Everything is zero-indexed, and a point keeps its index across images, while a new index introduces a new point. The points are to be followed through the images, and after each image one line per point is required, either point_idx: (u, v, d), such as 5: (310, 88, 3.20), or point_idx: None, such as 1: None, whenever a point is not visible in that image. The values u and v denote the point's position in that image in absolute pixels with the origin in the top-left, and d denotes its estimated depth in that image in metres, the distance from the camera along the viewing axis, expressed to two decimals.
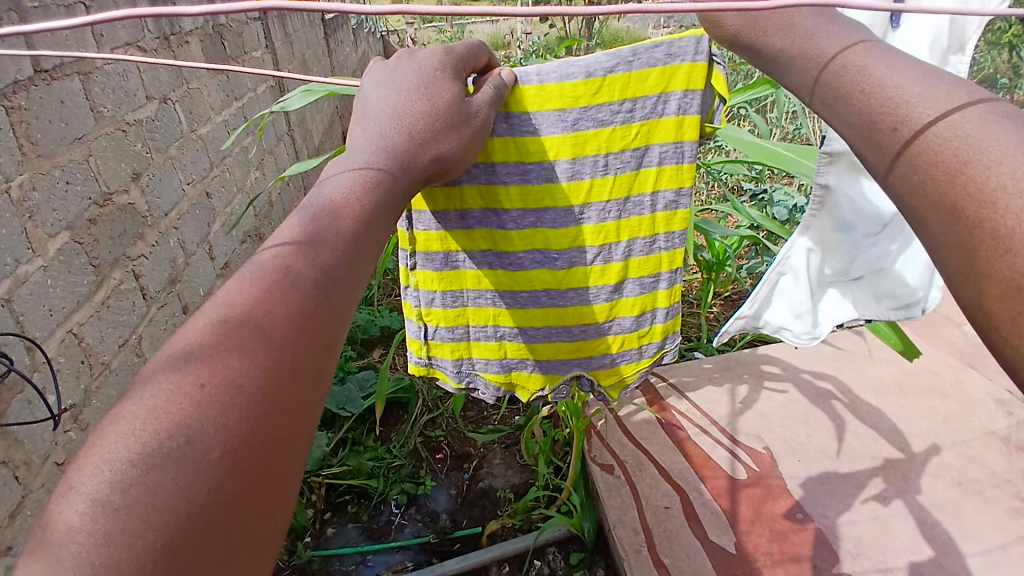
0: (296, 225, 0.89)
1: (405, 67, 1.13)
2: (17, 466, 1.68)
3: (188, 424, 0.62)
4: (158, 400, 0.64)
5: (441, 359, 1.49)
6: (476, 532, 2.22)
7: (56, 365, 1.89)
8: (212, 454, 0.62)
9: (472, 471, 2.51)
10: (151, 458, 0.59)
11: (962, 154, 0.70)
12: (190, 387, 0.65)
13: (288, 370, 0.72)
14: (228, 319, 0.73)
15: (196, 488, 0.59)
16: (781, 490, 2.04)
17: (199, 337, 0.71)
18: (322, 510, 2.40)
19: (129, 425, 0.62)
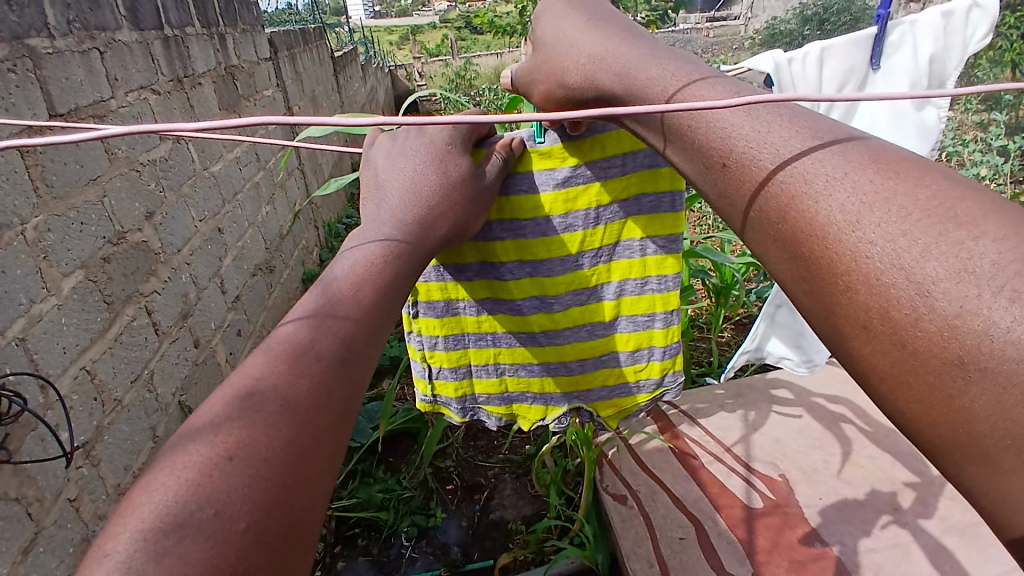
0: (316, 296, 0.92)
1: (419, 143, 1.17)
2: (30, 502, 1.69)
3: (218, 495, 0.63)
4: (189, 472, 0.65)
5: (445, 398, 1.48)
6: (488, 565, 2.19)
7: (70, 402, 1.91)
8: (238, 525, 0.62)
9: (483, 502, 2.48)
10: (183, 529, 0.60)
11: (791, 186, 0.72)
12: (219, 458, 0.67)
13: (310, 441, 0.73)
14: (255, 389, 0.75)
15: (223, 558, 0.59)
16: (798, 518, 1.99)
17: (227, 407, 0.73)
18: (333, 544, 2.37)
19: (162, 496, 0.63)
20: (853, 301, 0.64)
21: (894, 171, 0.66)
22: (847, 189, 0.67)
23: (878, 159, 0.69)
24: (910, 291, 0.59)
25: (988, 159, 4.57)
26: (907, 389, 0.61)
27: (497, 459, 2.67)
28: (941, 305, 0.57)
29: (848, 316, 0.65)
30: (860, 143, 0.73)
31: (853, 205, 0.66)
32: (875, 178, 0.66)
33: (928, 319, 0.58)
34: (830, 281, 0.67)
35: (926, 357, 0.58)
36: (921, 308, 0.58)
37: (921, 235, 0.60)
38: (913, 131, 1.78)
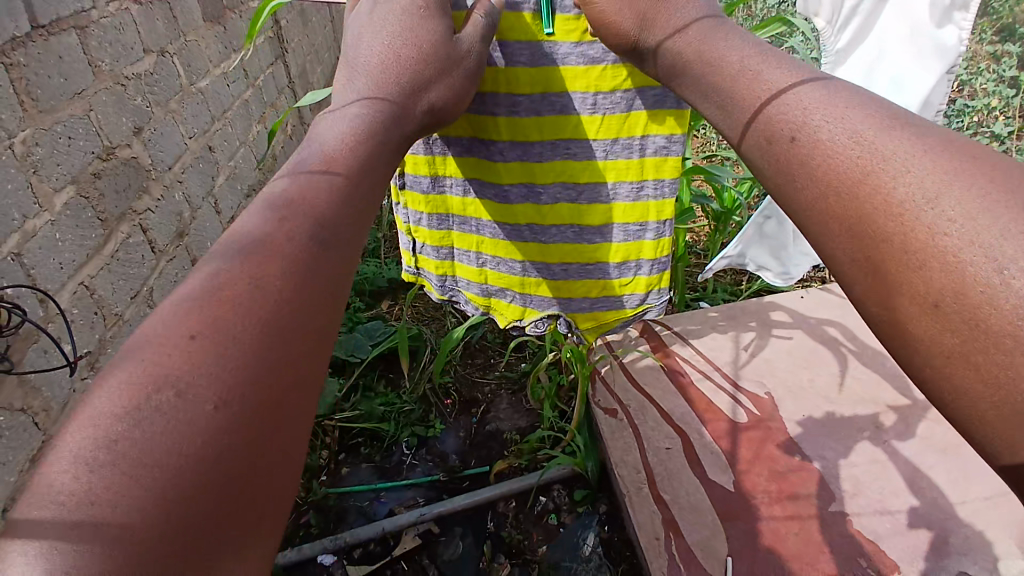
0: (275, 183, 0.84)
1: (388, 10, 1.11)
2: (37, 411, 1.76)
3: (178, 376, 0.59)
4: (148, 355, 0.60)
5: (427, 272, 1.62)
6: (484, 471, 2.32)
7: (71, 316, 1.95)
8: (206, 406, 0.58)
9: (480, 415, 2.57)
10: (141, 411, 0.56)
11: (801, 114, 0.80)
12: (181, 338, 0.62)
13: (285, 322, 0.67)
14: (224, 271, 0.70)
15: (188, 441, 0.55)
16: (780, 432, 2.09)
17: (190, 292, 0.68)
18: (338, 451, 2.50)
19: (117, 379, 0.58)
20: (881, 228, 0.66)
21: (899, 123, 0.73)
22: (897, 159, 0.68)
23: (883, 109, 0.77)
24: (988, 266, 0.57)
25: (1002, 90, 4.45)
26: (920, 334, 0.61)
27: (493, 376, 2.74)
28: (966, 255, 0.58)
29: (887, 250, 0.65)
30: (912, 125, 0.72)
31: (901, 174, 0.67)
32: (921, 147, 0.67)
33: (959, 269, 0.58)
34: (849, 203, 0.70)
35: (945, 300, 0.59)
36: (997, 287, 0.56)
37: (933, 154, 0.67)
38: (928, 50, 1.65)
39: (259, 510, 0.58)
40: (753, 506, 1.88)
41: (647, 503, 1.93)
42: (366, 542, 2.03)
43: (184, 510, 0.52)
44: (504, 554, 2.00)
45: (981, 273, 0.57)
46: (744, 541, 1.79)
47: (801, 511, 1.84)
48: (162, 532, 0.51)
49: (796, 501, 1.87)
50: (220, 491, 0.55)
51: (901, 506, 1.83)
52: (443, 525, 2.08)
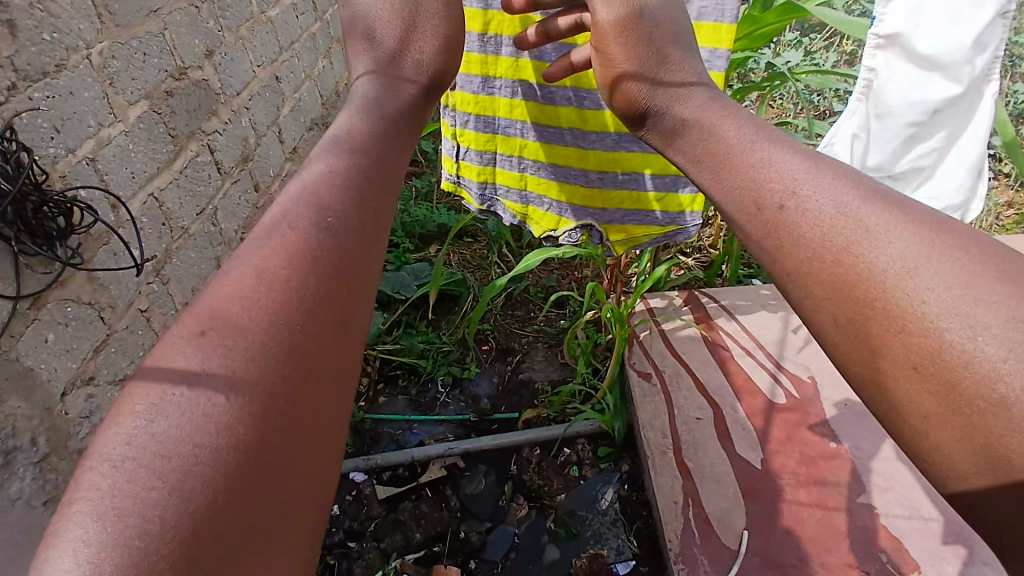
0: (288, 198, 0.79)
1: None
2: (103, 307, 1.87)
3: (191, 370, 0.59)
4: (168, 355, 0.62)
5: (467, 180, 1.68)
6: (512, 418, 2.37)
7: (140, 224, 2.05)
8: (218, 397, 0.58)
9: (514, 363, 2.61)
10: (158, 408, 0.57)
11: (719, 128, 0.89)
12: (196, 332, 0.63)
13: (299, 307, 0.67)
14: (242, 282, 0.68)
15: (216, 469, 0.54)
16: (817, 418, 2.03)
17: (209, 308, 0.66)
18: (376, 380, 2.59)
19: (140, 410, 0.57)
20: (838, 279, 0.67)
21: (827, 164, 0.78)
22: (821, 192, 0.75)
23: (818, 157, 0.80)
24: (959, 330, 0.58)
25: None
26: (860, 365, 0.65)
27: (530, 329, 2.74)
28: (942, 322, 0.59)
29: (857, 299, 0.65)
30: (844, 174, 0.76)
31: (822, 205, 0.73)
32: (901, 219, 0.67)
33: (875, 288, 0.64)
34: (787, 240, 0.74)
35: (879, 327, 0.63)
36: (970, 352, 0.56)
37: (869, 210, 0.70)
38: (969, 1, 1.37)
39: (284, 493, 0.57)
40: (779, 488, 1.85)
41: (670, 469, 1.94)
42: (396, 466, 2.11)
43: (218, 539, 0.51)
44: (524, 496, 2.05)
45: (892, 290, 0.63)
46: (766, 520, 1.77)
47: (827, 499, 1.81)
48: (186, 528, 0.50)
49: (823, 487, 1.83)
50: (252, 518, 0.54)
51: (935, 509, 1.77)
52: (468, 461, 2.14)
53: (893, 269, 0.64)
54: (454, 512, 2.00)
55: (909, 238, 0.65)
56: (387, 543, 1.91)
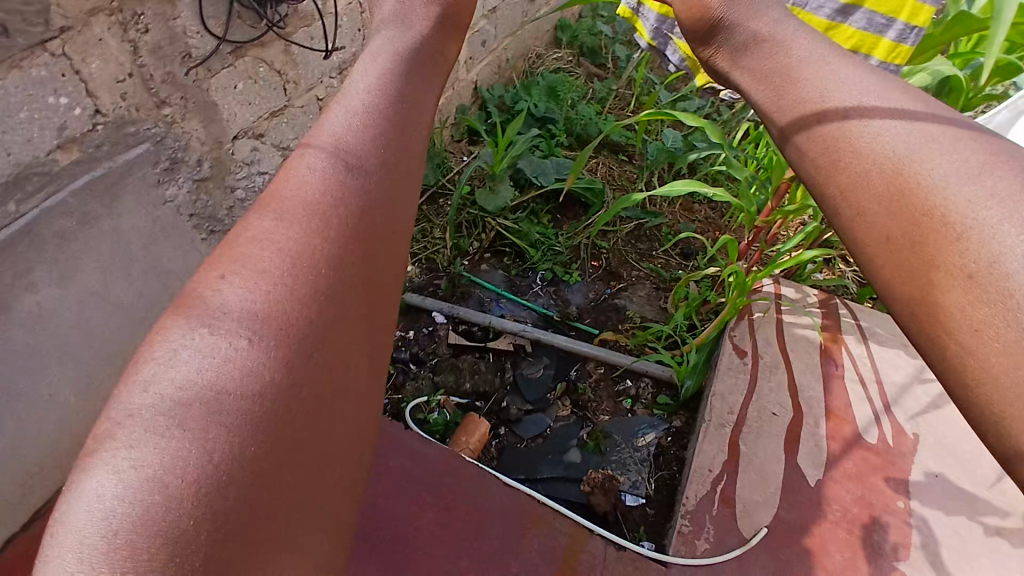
0: (302, 178, 0.87)
1: None
2: (286, 79, 2.03)
3: (224, 369, 0.68)
4: (202, 349, 0.70)
5: (647, 10, 1.79)
6: (591, 333, 2.38)
7: (343, 20, 2.16)
8: (246, 394, 0.67)
9: (615, 288, 2.55)
10: (192, 403, 0.66)
11: (788, 63, 1.07)
12: (238, 328, 0.72)
13: (331, 308, 0.75)
14: (259, 263, 0.77)
15: (242, 437, 0.64)
16: (904, 474, 1.78)
17: (221, 286, 0.76)
18: (485, 250, 2.64)
19: (153, 382, 0.68)
20: (904, 204, 0.82)
21: (896, 92, 0.95)
22: (885, 112, 0.91)
23: (892, 86, 0.96)
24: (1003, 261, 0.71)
25: None
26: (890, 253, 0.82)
27: (645, 265, 2.64)
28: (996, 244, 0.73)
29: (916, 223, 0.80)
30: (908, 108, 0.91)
31: (880, 124, 0.90)
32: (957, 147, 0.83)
33: (934, 207, 0.79)
34: (849, 161, 0.91)
35: (935, 239, 0.77)
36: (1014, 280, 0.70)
37: (937, 140, 0.85)
38: None
39: (309, 485, 0.66)
40: (830, 515, 1.69)
41: (717, 447, 1.81)
42: (473, 324, 2.23)
43: (247, 492, 0.61)
44: (570, 398, 2.07)
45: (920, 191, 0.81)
46: (797, 533, 1.65)
47: (866, 551, 1.62)
48: (220, 510, 0.60)
49: (869, 538, 1.65)
50: (283, 475, 0.64)
51: None
52: (536, 347, 2.21)
53: (924, 166, 0.83)
54: (505, 383, 2.11)
55: (938, 143, 0.84)
56: (440, 378, 2.07)
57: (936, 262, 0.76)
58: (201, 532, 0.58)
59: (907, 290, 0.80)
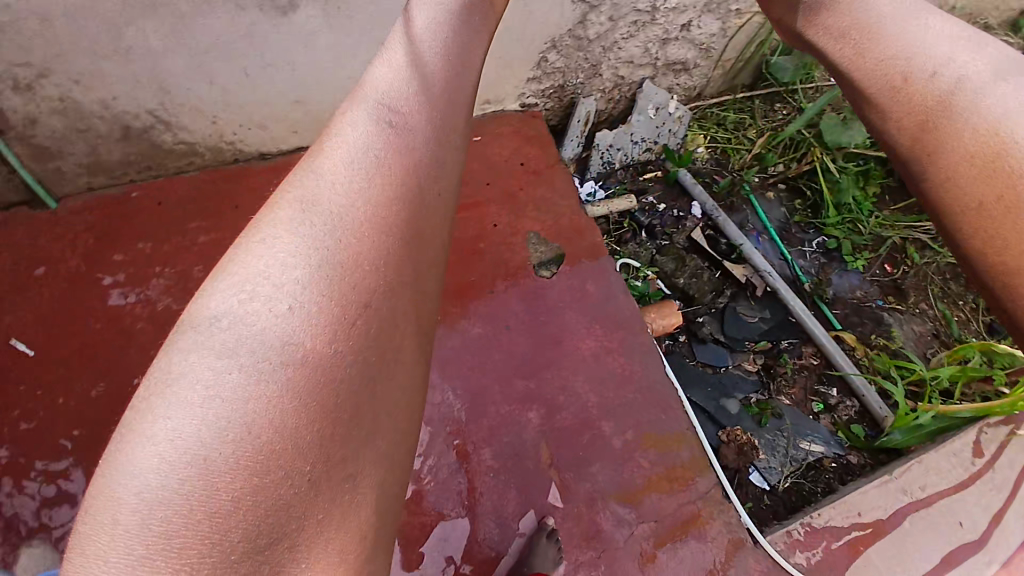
0: (393, 86, 0.69)
1: None
2: None
3: (275, 343, 0.48)
4: (251, 315, 0.49)
5: None
6: (831, 325, 1.81)
7: None
8: (299, 375, 0.47)
9: (887, 305, 1.87)
10: (231, 383, 0.46)
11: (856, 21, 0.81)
12: (303, 294, 0.51)
13: (408, 279, 0.57)
14: (372, 180, 0.60)
15: (299, 427, 0.46)
16: None
17: (288, 223, 0.55)
18: (766, 176, 2.04)
19: (203, 337, 0.48)
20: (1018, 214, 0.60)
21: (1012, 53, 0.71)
22: (959, 48, 0.72)
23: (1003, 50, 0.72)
24: None
25: None
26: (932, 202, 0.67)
27: (942, 305, 1.88)
28: None
29: None
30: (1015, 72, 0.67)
31: (952, 54, 0.72)
32: None
33: None
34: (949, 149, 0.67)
35: None
36: None
37: None
38: None
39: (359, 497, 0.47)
40: None
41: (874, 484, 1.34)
42: (722, 234, 1.83)
43: (309, 491, 0.44)
44: (764, 359, 1.67)
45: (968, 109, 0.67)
46: None
47: None
48: (262, 525, 0.42)
49: None
50: (343, 465, 0.47)
51: None
52: (765, 298, 1.76)
53: (983, 96, 0.66)
54: (713, 305, 1.73)
55: (1015, 67, 0.68)
56: (659, 258, 1.77)
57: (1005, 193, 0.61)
58: (262, 505, 0.42)
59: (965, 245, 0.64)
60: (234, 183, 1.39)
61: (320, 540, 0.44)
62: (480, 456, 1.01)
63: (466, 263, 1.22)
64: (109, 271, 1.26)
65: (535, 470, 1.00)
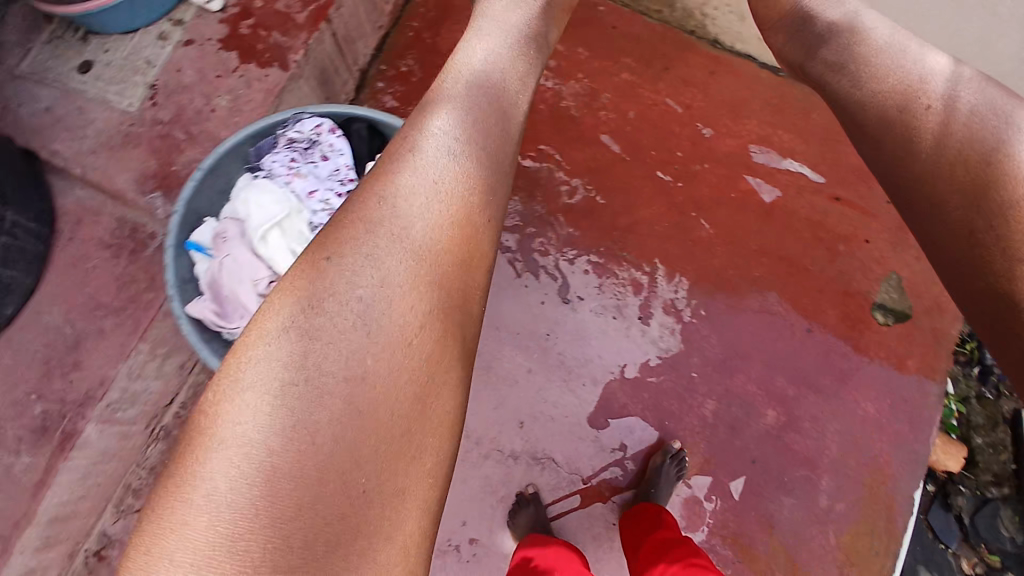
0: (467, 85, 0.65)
1: None
2: None
3: (309, 383, 0.48)
4: (295, 357, 0.49)
5: None
6: None
7: None
8: (327, 404, 0.48)
9: None
10: (274, 418, 0.47)
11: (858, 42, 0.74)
12: (346, 335, 0.51)
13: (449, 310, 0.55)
14: (452, 199, 0.59)
15: (333, 443, 0.47)
16: None
17: (351, 256, 0.54)
18: None
19: (258, 376, 0.48)
20: None
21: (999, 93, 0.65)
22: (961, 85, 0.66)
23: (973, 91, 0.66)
24: None
25: None
26: (935, 205, 0.63)
27: None
28: None
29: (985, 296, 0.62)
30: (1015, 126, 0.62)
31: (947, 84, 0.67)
32: None
33: None
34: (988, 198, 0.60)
35: None
36: None
37: None
38: None
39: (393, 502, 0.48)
40: None
41: None
42: None
43: (351, 506, 0.47)
44: None
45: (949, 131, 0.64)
46: None
47: None
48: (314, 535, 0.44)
49: None
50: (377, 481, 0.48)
51: None
52: None
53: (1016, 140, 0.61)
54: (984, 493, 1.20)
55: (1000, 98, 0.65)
56: (976, 403, 1.22)
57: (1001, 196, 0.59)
58: (320, 513, 0.45)
59: (957, 240, 0.61)
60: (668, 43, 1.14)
61: (371, 550, 0.46)
62: (702, 404, 0.98)
63: (815, 256, 1.04)
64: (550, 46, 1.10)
65: (736, 459, 0.96)
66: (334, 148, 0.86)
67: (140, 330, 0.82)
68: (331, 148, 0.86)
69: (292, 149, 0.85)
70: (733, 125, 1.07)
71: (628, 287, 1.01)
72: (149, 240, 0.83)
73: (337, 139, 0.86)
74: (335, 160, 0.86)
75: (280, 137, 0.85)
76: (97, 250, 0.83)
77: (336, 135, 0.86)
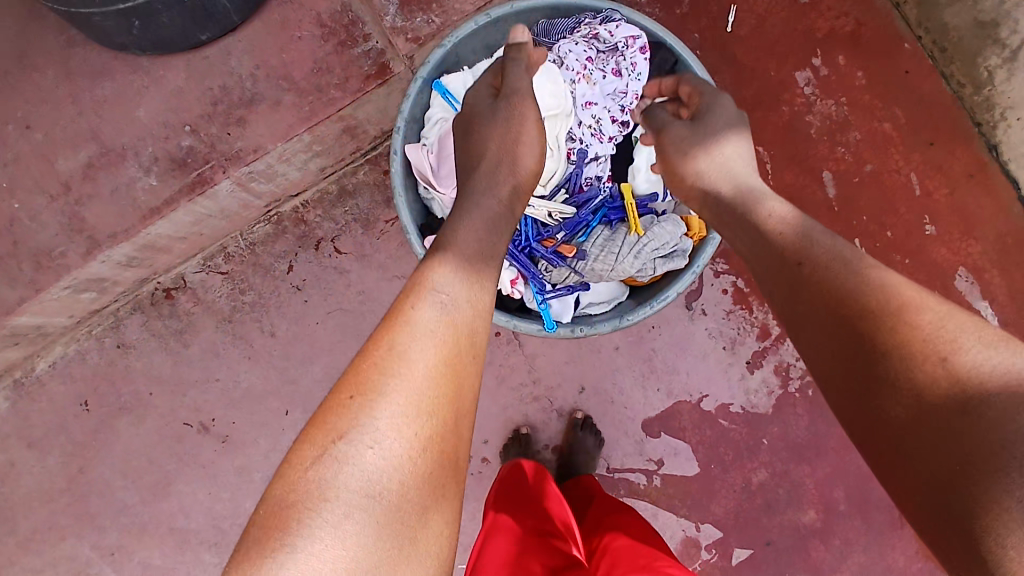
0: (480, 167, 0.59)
1: None
2: None
3: (326, 500, 0.37)
4: (317, 485, 0.38)
5: None
6: None
7: None
8: (337, 528, 0.36)
9: None
10: (288, 550, 0.35)
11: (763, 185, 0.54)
12: (364, 447, 0.39)
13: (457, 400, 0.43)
14: (477, 299, 0.48)
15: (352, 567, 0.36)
16: None
17: (375, 365, 0.42)
18: None
19: (284, 513, 0.37)
20: None
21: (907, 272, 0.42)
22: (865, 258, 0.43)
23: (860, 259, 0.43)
24: None
25: None
26: (838, 354, 0.40)
27: None
28: None
29: None
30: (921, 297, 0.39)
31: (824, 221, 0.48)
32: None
33: None
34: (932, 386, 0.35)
35: None
36: None
37: None
38: None
39: None
40: None
41: None
42: None
43: None
44: None
45: (854, 261, 0.43)
46: None
47: None
48: None
49: None
50: None
51: None
52: None
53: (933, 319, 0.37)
54: None
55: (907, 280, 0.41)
56: None
57: (938, 355, 0.36)
58: None
59: (888, 414, 0.36)
60: (951, 115, 1.01)
61: None
62: (754, 470, 0.96)
63: None
64: (830, 53, 1.01)
65: (754, 530, 0.96)
66: (634, 69, 0.71)
67: (311, 119, 0.79)
68: (630, 67, 0.71)
69: (592, 46, 0.71)
70: (958, 239, 1.00)
71: (754, 329, 0.96)
72: (361, 40, 0.78)
73: (642, 61, 0.71)
74: (628, 81, 0.71)
75: (580, 26, 0.72)
76: (310, 22, 0.78)
77: (643, 55, 0.70)
